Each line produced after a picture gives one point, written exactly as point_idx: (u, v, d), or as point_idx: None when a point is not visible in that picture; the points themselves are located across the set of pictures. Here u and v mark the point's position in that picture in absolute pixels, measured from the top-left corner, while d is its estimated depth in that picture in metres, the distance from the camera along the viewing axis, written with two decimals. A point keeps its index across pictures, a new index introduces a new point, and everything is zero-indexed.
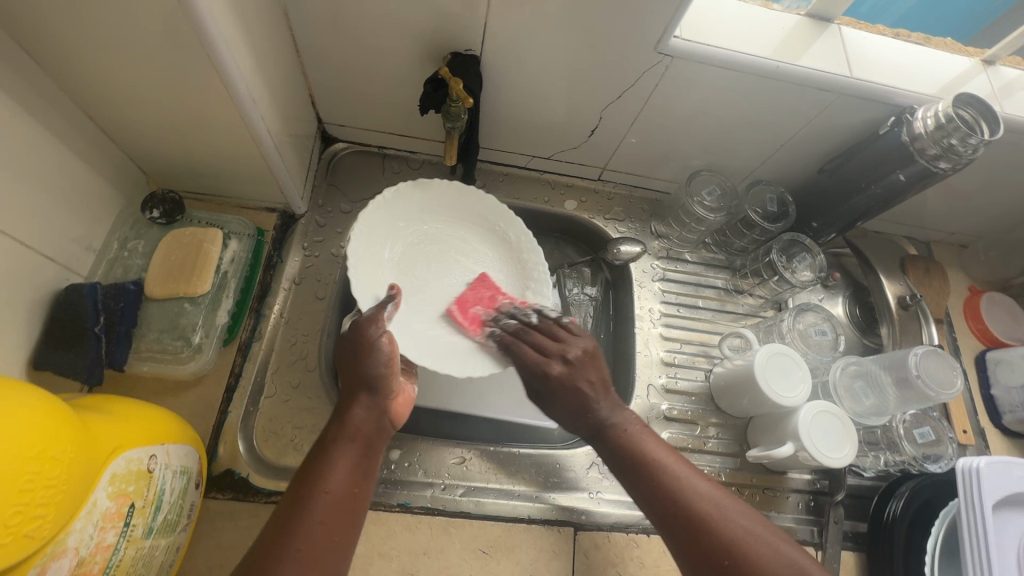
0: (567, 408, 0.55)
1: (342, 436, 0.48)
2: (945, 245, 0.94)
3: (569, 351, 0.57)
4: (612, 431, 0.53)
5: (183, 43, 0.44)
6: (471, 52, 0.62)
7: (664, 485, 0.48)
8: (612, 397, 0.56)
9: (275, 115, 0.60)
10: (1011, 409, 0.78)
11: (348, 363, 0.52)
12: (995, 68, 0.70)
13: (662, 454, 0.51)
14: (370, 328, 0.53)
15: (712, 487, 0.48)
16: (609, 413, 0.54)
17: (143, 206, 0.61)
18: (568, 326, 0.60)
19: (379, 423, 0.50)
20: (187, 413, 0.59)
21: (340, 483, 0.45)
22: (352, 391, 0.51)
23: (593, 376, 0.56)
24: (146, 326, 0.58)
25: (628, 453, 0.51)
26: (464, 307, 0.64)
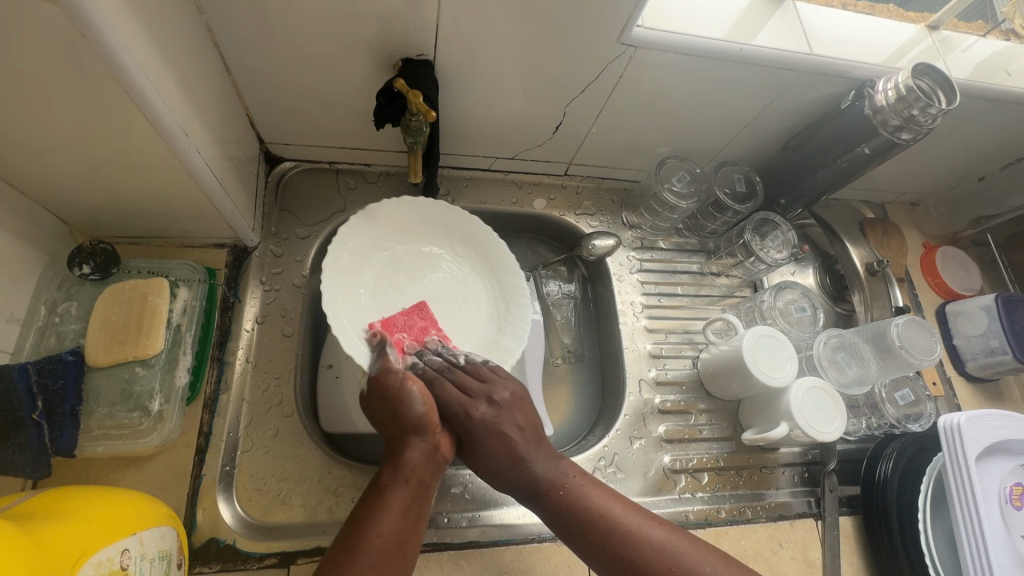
0: (496, 457, 0.53)
1: (395, 479, 0.49)
2: (898, 205, 0.97)
3: (485, 405, 0.54)
4: (550, 489, 0.52)
5: (95, 78, 0.38)
6: (423, 57, 0.57)
7: (614, 544, 0.49)
8: (545, 447, 0.55)
9: (213, 145, 0.53)
10: (974, 357, 0.82)
11: (381, 409, 0.53)
12: (940, 33, 0.72)
13: (614, 505, 0.52)
14: (391, 375, 0.53)
15: (668, 533, 0.50)
16: (546, 467, 0.53)
17: (70, 262, 0.54)
18: (496, 367, 0.58)
19: (431, 462, 0.51)
20: (156, 484, 0.54)
21: (391, 526, 0.46)
22: (401, 432, 0.52)
23: (516, 428, 0.54)
24: (95, 400, 0.52)
25: (575, 511, 0.51)
26: (390, 329, 0.58)
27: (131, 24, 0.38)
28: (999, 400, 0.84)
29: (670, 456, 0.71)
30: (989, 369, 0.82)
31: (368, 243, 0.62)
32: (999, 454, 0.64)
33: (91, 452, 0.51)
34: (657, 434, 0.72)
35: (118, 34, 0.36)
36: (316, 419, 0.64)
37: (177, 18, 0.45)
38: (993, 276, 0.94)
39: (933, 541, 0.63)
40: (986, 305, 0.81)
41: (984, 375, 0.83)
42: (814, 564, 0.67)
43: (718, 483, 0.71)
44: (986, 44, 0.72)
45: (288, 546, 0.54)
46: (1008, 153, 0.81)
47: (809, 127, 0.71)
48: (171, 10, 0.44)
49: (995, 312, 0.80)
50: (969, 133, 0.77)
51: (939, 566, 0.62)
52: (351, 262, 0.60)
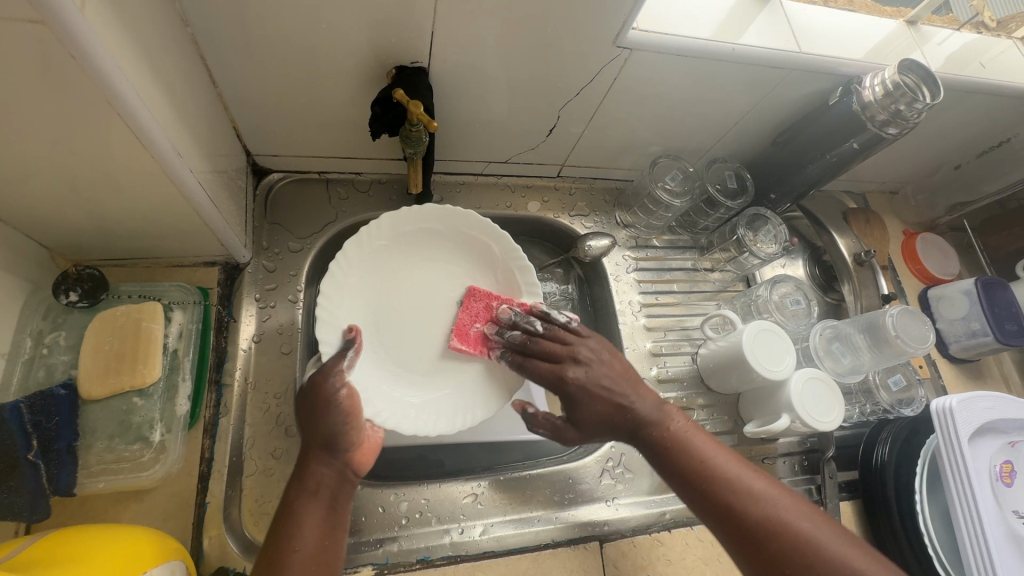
0: (600, 411, 0.55)
1: (302, 494, 0.47)
2: (878, 194, 1.00)
3: (582, 372, 0.55)
4: (652, 426, 0.54)
5: (85, 101, 0.36)
6: (418, 65, 0.56)
7: (715, 485, 0.49)
8: (645, 391, 0.56)
9: (203, 161, 0.51)
10: (957, 339, 0.85)
11: (305, 417, 0.50)
12: (918, 28, 0.73)
13: (715, 455, 0.51)
14: (331, 383, 0.50)
15: (767, 484, 0.49)
16: (649, 408, 0.54)
17: (55, 290, 0.51)
18: (566, 335, 0.59)
19: (340, 478, 0.49)
20: (159, 516, 0.52)
21: (311, 539, 0.45)
22: (309, 447, 0.49)
23: (607, 382, 0.55)
24: (92, 434, 0.50)
25: (680, 459, 0.51)
26: (463, 332, 0.62)
27: (120, 43, 0.36)
28: (980, 380, 0.87)
29: None
30: (972, 350, 0.85)
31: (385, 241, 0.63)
32: (989, 434, 0.67)
33: (91, 488, 0.49)
34: None
35: (108, 55, 0.34)
36: None
37: (162, 32, 0.43)
38: (970, 259, 0.98)
39: (931, 521, 0.65)
40: (966, 290, 0.84)
41: (966, 356, 0.86)
42: None
43: None
44: (960, 37, 0.74)
45: None
46: (983, 141, 0.84)
47: (799, 123, 0.72)
48: (157, 24, 0.42)
49: (974, 295, 0.83)
50: (947, 123, 0.80)
51: (937, 545, 0.63)
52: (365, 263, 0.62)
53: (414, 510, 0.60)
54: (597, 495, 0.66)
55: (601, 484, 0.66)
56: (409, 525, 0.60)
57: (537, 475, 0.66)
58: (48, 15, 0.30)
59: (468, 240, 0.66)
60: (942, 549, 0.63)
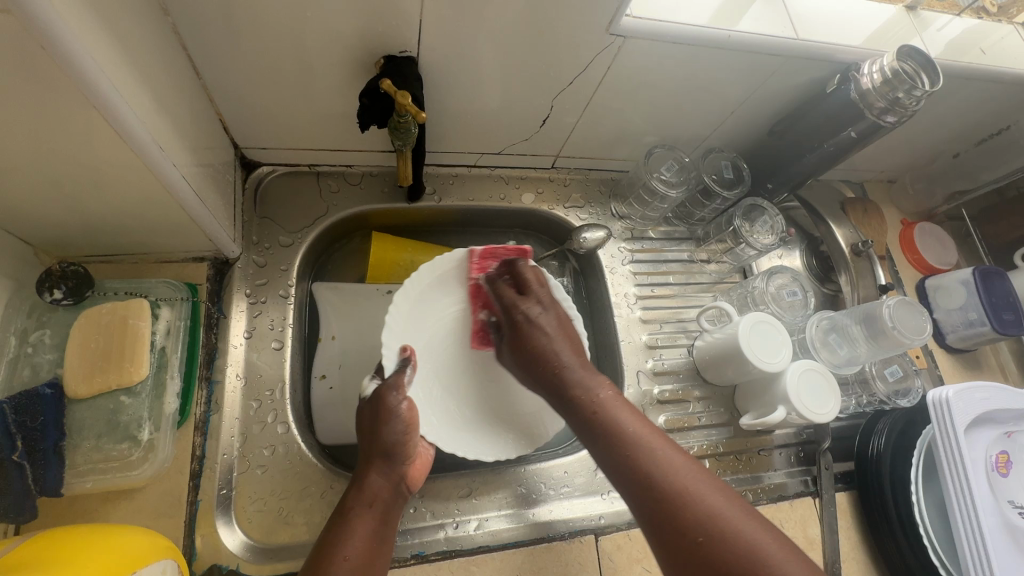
0: (535, 339, 0.55)
1: (359, 503, 0.47)
2: (876, 183, 0.99)
3: (536, 310, 0.57)
4: (581, 396, 0.51)
5: (60, 93, 0.35)
6: (406, 54, 0.55)
7: (636, 458, 0.44)
8: (597, 373, 0.53)
9: (188, 154, 0.50)
10: (954, 329, 0.85)
11: (368, 429, 0.51)
12: (917, 13, 0.72)
13: (639, 427, 0.47)
14: (393, 397, 0.52)
15: (683, 461, 0.44)
16: (581, 380, 0.52)
17: (39, 287, 0.50)
18: (538, 272, 0.61)
19: (394, 492, 0.49)
20: (150, 515, 0.51)
21: (359, 548, 0.43)
22: (370, 457, 0.50)
23: (552, 330, 0.56)
24: (79, 433, 0.49)
25: (603, 426, 0.48)
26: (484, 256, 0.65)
27: (93, 33, 0.35)
28: (977, 370, 0.87)
29: None
30: (969, 340, 0.84)
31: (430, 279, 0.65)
32: (985, 424, 0.67)
33: (79, 488, 0.49)
34: (657, 424, 0.73)
35: (81, 47, 0.33)
36: (312, 431, 0.62)
37: (141, 22, 0.42)
38: (968, 249, 0.97)
39: (926, 513, 0.65)
40: (963, 280, 0.84)
41: (963, 346, 0.86)
42: (814, 541, 0.68)
43: (719, 468, 0.72)
44: (960, 22, 0.73)
45: (293, 565, 0.53)
46: (983, 129, 0.83)
47: (796, 111, 0.71)
48: (134, 14, 0.41)
49: (972, 285, 0.83)
50: (947, 111, 0.78)
51: (932, 537, 0.64)
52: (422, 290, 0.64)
53: (409, 506, 0.60)
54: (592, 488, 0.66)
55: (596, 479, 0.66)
56: (403, 521, 0.59)
57: (533, 469, 0.66)
58: (16, 5, 0.29)
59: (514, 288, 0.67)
60: (937, 541, 0.64)
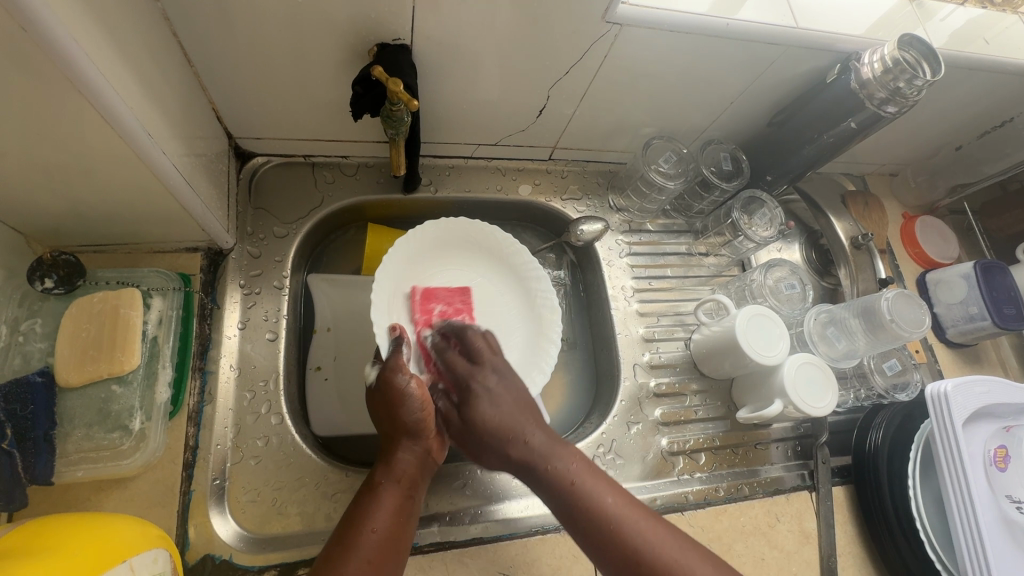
0: (491, 429, 0.53)
1: (388, 478, 0.49)
2: (877, 176, 0.98)
3: (491, 380, 0.56)
4: (544, 467, 0.51)
5: (43, 79, 0.35)
6: (400, 42, 0.54)
7: (605, 531, 0.46)
8: (545, 430, 0.54)
9: (179, 143, 0.50)
10: (954, 324, 0.84)
11: (383, 407, 0.51)
12: (920, 2, 0.71)
13: (608, 498, 0.48)
14: (399, 378, 0.50)
15: (659, 533, 0.46)
16: (543, 446, 0.52)
17: (29, 276, 0.50)
18: (489, 343, 0.60)
19: (419, 463, 0.51)
20: (142, 505, 0.51)
21: (385, 523, 0.45)
22: (395, 432, 0.51)
23: (506, 403, 0.55)
24: (70, 422, 0.49)
25: (568, 497, 0.49)
26: (427, 299, 0.64)
27: (77, 17, 0.34)
28: (977, 365, 0.87)
29: (668, 439, 0.72)
30: (970, 335, 0.83)
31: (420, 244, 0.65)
32: (983, 418, 0.66)
33: (71, 477, 0.49)
34: (653, 417, 0.73)
35: (64, 32, 0.33)
36: (306, 422, 0.62)
37: (128, 9, 0.41)
38: (970, 242, 0.96)
39: (923, 507, 0.65)
40: (965, 274, 0.83)
41: (963, 341, 0.85)
42: (810, 535, 0.68)
43: (715, 462, 0.72)
44: (964, 12, 0.72)
45: (286, 557, 0.53)
46: (986, 121, 0.81)
47: (795, 102, 0.70)
48: (121, 0, 0.40)
49: (973, 279, 0.82)
50: (949, 103, 0.77)
51: (928, 530, 0.63)
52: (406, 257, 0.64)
53: None
54: None
55: None
56: None
57: None
58: None
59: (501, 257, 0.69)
60: (933, 535, 0.63)
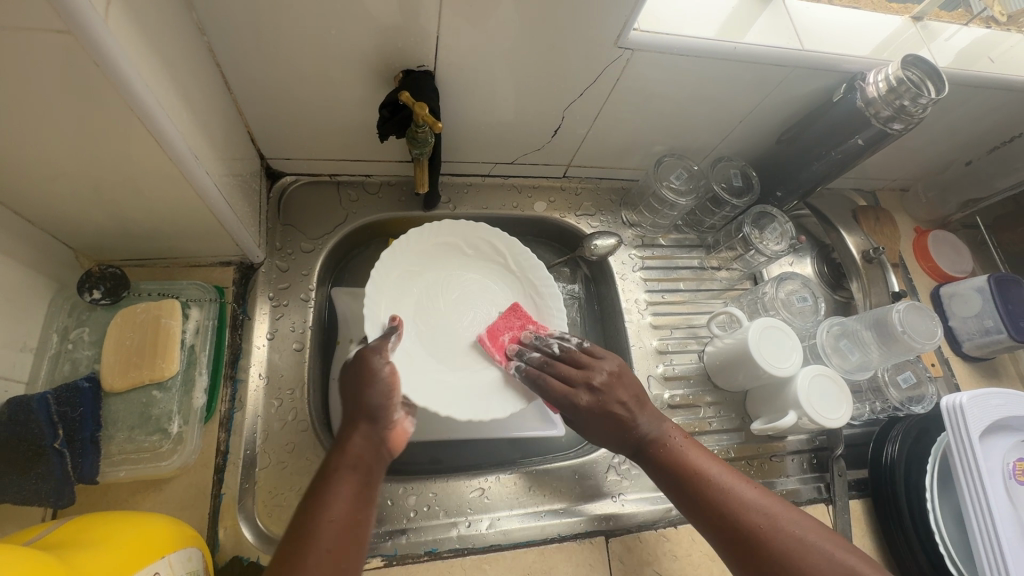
0: (605, 431, 0.55)
1: (342, 464, 0.47)
2: (888, 192, 0.99)
3: (601, 377, 0.56)
4: (653, 444, 0.54)
5: (107, 107, 0.38)
6: (424, 69, 0.58)
7: (708, 495, 0.50)
8: (648, 409, 0.56)
9: (219, 164, 0.53)
10: (970, 337, 0.84)
11: (351, 392, 0.52)
12: (924, 24, 0.73)
13: (709, 467, 0.52)
14: (376, 359, 0.54)
15: (760, 494, 0.50)
16: (650, 429, 0.55)
17: (80, 287, 0.54)
18: (591, 350, 0.59)
19: (373, 450, 0.49)
20: (176, 506, 0.54)
21: (341, 512, 0.44)
22: (353, 417, 0.51)
23: (631, 403, 0.55)
24: (113, 425, 0.52)
25: (671, 467, 0.53)
26: (495, 337, 0.65)
27: (138, 51, 0.38)
28: (996, 379, 0.86)
29: None
30: (986, 348, 0.83)
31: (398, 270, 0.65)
32: (1001, 431, 0.66)
33: (113, 477, 0.51)
34: None
35: (128, 65, 0.37)
36: (329, 430, 0.64)
37: (180, 43, 0.45)
38: (983, 257, 0.97)
39: (942, 520, 0.64)
40: (979, 287, 0.83)
41: (980, 355, 0.85)
42: None
43: None
44: (968, 32, 0.74)
45: None
46: (994, 137, 0.83)
47: (803, 120, 0.72)
48: (174, 35, 0.44)
49: (988, 292, 0.82)
50: (957, 119, 0.79)
51: (949, 544, 0.63)
52: (410, 261, 0.66)
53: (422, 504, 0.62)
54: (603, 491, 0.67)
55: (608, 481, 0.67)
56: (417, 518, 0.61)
57: (544, 471, 0.67)
58: (74, 27, 0.32)
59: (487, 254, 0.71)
60: (953, 549, 0.63)
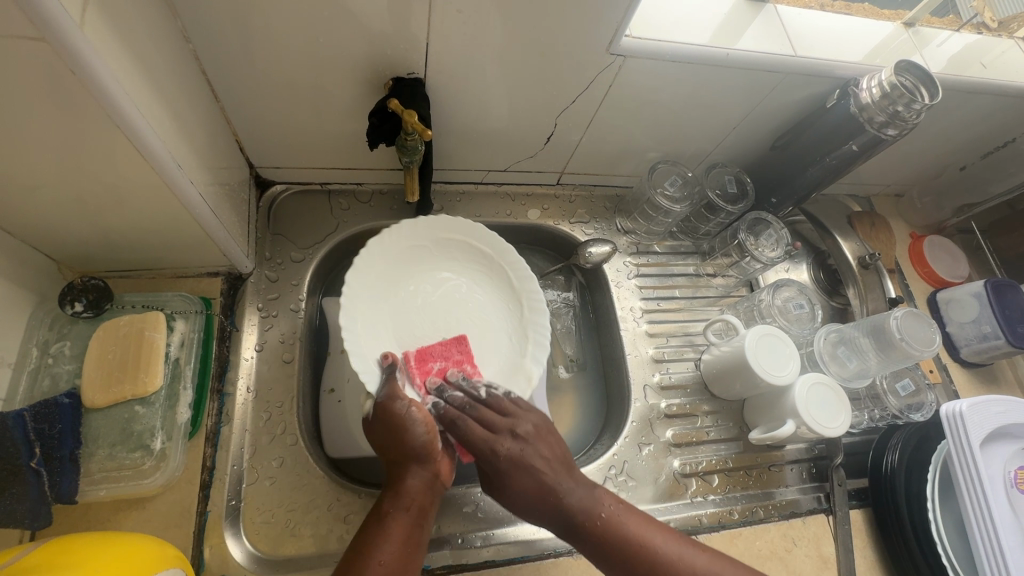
0: (527, 493, 0.53)
1: (396, 506, 0.49)
2: (882, 198, 0.99)
3: (511, 443, 0.54)
4: (584, 517, 0.52)
5: (86, 115, 0.37)
6: (413, 76, 0.57)
7: (660, 571, 0.49)
8: (578, 475, 0.55)
9: (205, 173, 0.52)
10: (968, 343, 0.83)
11: (382, 436, 0.53)
12: (916, 30, 0.73)
13: (654, 536, 0.51)
14: (399, 404, 0.52)
15: (710, 560, 0.51)
16: (580, 495, 0.53)
17: (61, 300, 0.53)
18: (518, 400, 0.59)
19: (429, 491, 0.52)
20: (160, 525, 0.52)
21: (391, 553, 0.46)
22: (404, 459, 0.52)
23: (542, 462, 0.54)
24: (94, 442, 0.51)
25: (614, 543, 0.51)
26: (423, 360, 0.60)
27: (117, 58, 0.37)
28: (994, 384, 0.85)
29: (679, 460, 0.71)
30: (984, 354, 0.83)
31: (380, 261, 0.63)
32: (1002, 438, 0.65)
33: (93, 496, 0.50)
34: (665, 439, 0.72)
35: (107, 73, 0.36)
36: (319, 443, 0.63)
37: (163, 50, 0.44)
38: (979, 262, 0.96)
39: (945, 529, 0.63)
40: (976, 292, 0.83)
41: (978, 360, 0.84)
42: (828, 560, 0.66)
43: (728, 484, 0.71)
44: (960, 38, 0.74)
45: None
46: (987, 142, 0.82)
47: (797, 127, 0.72)
48: (157, 43, 0.43)
49: (985, 297, 0.81)
50: (951, 125, 0.79)
51: (951, 554, 0.62)
52: (388, 261, 0.64)
53: None
54: None
55: None
56: None
57: None
58: (50, 34, 0.31)
59: (476, 252, 0.68)
60: (956, 559, 0.62)
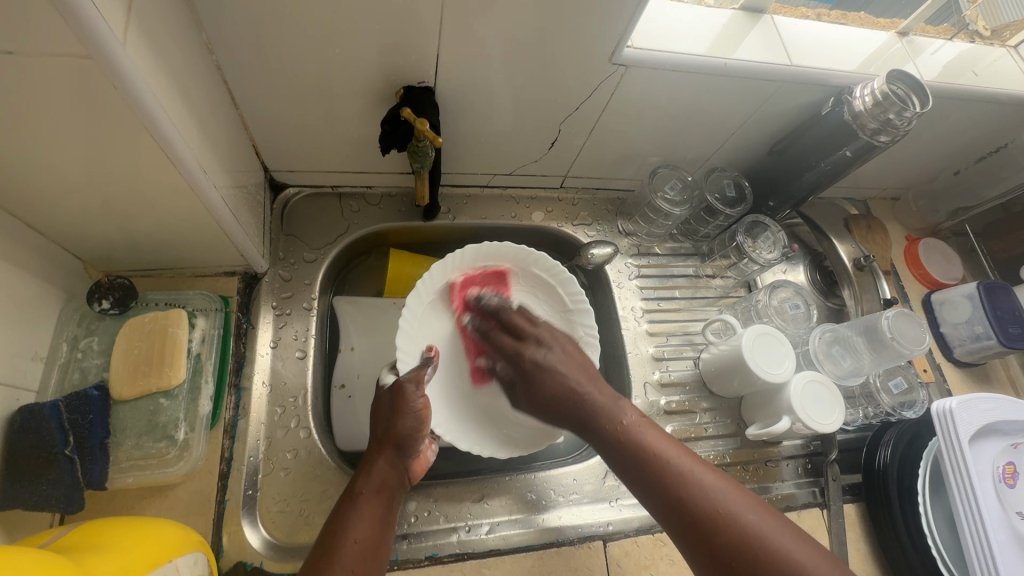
0: (552, 391, 0.59)
1: (366, 488, 0.51)
2: (879, 201, 1.01)
3: (543, 353, 0.62)
4: (607, 418, 0.56)
5: (121, 124, 0.40)
6: (424, 84, 0.60)
7: (666, 480, 0.49)
8: (604, 387, 0.59)
9: (225, 177, 0.55)
10: (961, 343, 0.86)
11: (383, 417, 0.55)
12: (910, 38, 0.75)
13: (669, 451, 0.51)
14: (411, 390, 0.55)
15: (719, 481, 0.49)
16: (604, 403, 0.57)
17: (89, 298, 0.56)
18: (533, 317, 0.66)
19: (399, 478, 0.53)
20: (181, 512, 0.55)
21: (365, 532, 0.47)
22: (382, 442, 0.53)
23: (564, 368, 0.60)
24: (122, 433, 0.53)
25: (631, 453, 0.52)
26: (466, 285, 0.68)
27: (152, 71, 0.40)
28: (987, 384, 0.88)
29: None
30: (977, 354, 0.85)
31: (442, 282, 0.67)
32: (992, 435, 0.68)
33: (120, 483, 0.53)
34: None
35: (143, 86, 0.38)
36: (331, 436, 0.66)
37: (190, 62, 0.47)
38: (973, 265, 0.98)
39: (935, 524, 0.66)
40: (969, 293, 0.85)
41: (971, 360, 0.86)
42: None
43: None
44: (953, 46, 0.76)
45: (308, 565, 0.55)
46: (980, 148, 0.85)
47: (793, 132, 0.75)
48: (185, 55, 0.46)
49: (977, 299, 0.84)
50: (944, 130, 0.81)
51: (941, 547, 0.64)
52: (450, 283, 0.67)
53: (423, 509, 0.63)
54: (600, 496, 0.68)
55: (605, 486, 0.68)
56: (418, 524, 0.62)
57: (542, 477, 0.68)
58: (95, 52, 0.34)
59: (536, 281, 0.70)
60: (946, 552, 0.64)
